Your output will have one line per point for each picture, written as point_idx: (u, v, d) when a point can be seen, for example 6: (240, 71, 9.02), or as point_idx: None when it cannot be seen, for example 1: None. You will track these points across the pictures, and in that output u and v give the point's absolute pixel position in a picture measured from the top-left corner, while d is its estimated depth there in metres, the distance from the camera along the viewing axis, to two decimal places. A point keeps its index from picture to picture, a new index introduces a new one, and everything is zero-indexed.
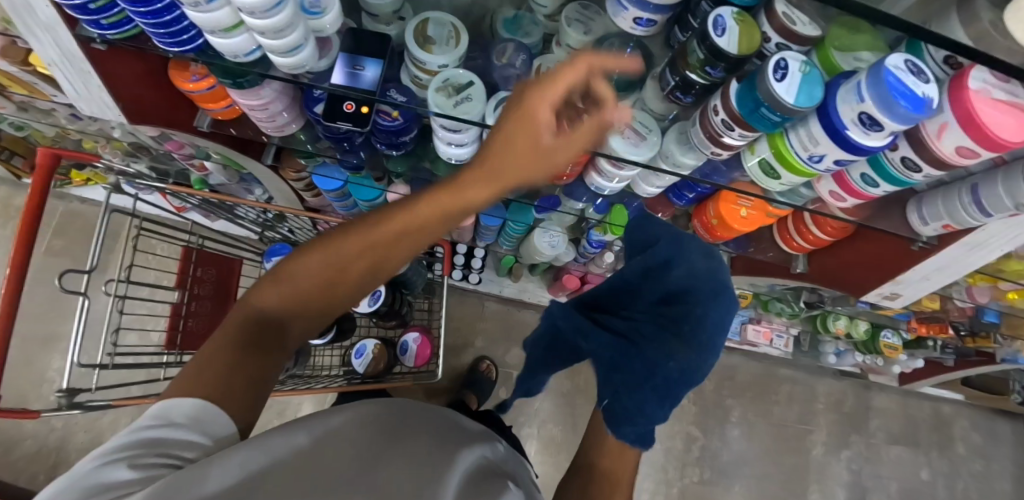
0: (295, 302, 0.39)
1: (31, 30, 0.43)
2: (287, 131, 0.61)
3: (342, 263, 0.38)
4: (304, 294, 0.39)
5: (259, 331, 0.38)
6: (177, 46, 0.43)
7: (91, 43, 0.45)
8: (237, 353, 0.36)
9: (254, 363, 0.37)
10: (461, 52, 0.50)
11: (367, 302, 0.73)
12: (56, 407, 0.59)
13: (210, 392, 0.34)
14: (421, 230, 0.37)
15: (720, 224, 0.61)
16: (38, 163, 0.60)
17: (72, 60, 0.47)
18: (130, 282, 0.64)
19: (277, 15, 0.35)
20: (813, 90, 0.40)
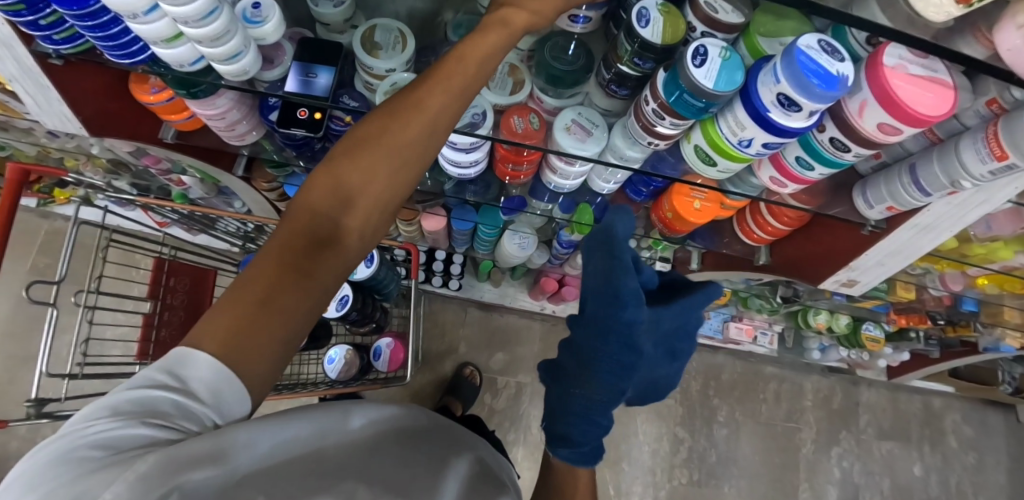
0: (342, 204, 0.33)
1: None
2: (249, 140, 0.62)
3: (385, 154, 0.33)
4: (348, 196, 0.33)
5: (303, 243, 0.32)
6: (127, 58, 0.45)
7: (47, 58, 0.47)
8: (281, 271, 0.31)
9: (302, 280, 0.32)
10: (408, 55, 0.52)
11: (335, 307, 0.74)
12: (26, 418, 0.60)
13: (249, 316, 0.30)
14: (449, 117, 0.34)
15: (675, 218, 0.62)
16: (8, 178, 0.61)
17: (32, 75, 0.49)
18: (101, 293, 0.65)
19: (213, 23, 0.37)
20: (733, 74, 0.41)
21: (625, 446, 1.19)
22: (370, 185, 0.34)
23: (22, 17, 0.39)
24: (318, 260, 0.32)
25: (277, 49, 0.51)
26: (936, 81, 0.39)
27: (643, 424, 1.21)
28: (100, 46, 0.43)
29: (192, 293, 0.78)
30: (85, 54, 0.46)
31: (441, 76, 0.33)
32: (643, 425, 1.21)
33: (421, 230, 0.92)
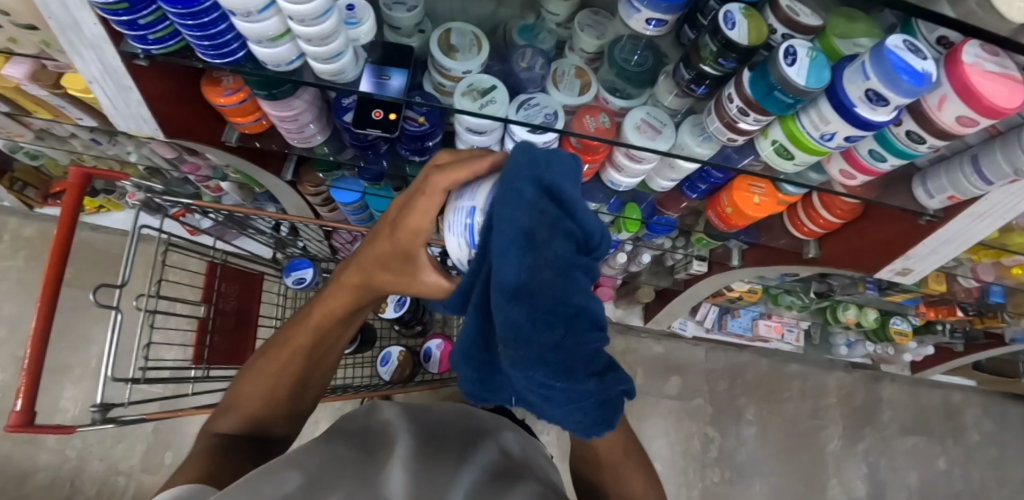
0: (253, 410, 0.54)
1: (75, 47, 0.44)
2: (312, 143, 0.63)
3: (279, 371, 0.55)
4: (257, 402, 0.54)
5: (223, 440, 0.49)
6: (218, 58, 0.44)
7: (133, 59, 0.46)
8: (213, 452, 0.47)
9: (230, 453, 0.48)
10: (483, 58, 0.53)
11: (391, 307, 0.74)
12: (91, 423, 0.59)
13: (204, 468, 0.44)
14: (326, 334, 0.55)
15: (734, 212, 0.63)
16: (70, 182, 0.61)
17: (115, 77, 0.48)
18: (161, 297, 0.65)
19: (325, 22, 0.38)
20: (821, 72, 0.43)
21: (654, 446, 1.18)
22: (265, 390, 0.55)
23: (120, 16, 0.38)
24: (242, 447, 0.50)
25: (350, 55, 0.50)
26: (1014, 76, 0.40)
27: (671, 423, 1.20)
28: (194, 44, 0.43)
29: (242, 299, 0.78)
30: (174, 55, 0.46)
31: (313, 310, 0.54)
32: (671, 424, 1.20)
33: None
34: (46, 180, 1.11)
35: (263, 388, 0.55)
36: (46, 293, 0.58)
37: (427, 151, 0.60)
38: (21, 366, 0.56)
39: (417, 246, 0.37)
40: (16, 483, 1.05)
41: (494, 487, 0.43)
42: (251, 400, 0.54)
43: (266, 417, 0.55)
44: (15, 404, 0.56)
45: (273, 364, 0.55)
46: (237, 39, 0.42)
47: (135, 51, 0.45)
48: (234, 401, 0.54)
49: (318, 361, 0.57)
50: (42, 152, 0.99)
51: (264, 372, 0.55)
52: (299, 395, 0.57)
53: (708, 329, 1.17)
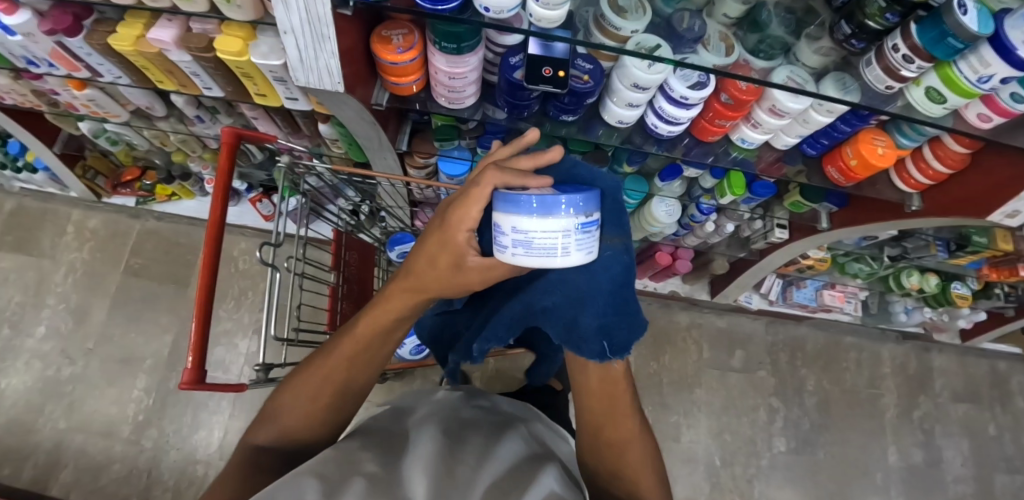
0: (283, 431, 0.50)
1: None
2: (461, 106, 0.65)
3: (311, 393, 0.51)
4: (288, 424, 0.50)
5: (252, 459, 0.48)
6: (432, 5, 0.46)
7: (341, 7, 0.48)
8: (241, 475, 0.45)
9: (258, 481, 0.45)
10: (649, 18, 0.56)
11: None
12: (254, 381, 0.59)
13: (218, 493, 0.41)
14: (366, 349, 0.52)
15: (859, 164, 0.67)
16: (224, 141, 0.61)
17: (314, 26, 0.49)
18: (309, 259, 0.65)
19: None
20: (986, 22, 0.48)
21: (722, 417, 1.22)
22: (296, 407, 0.51)
23: None
24: (266, 467, 0.47)
25: (519, 18, 0.49)
26: None
27: (737, 395, 1.24)
28: None
29: (360, 268, 0.79)
30: (383, 3, 0.47)
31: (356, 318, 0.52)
32: (736, 396, 1.24)
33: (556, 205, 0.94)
34: (118, 170, 1.12)
35: (292, 403, 0.51)
36: (210, 248, 0.57)
37: (577, 111, 0.63)
38: (192, 319, 0.54)
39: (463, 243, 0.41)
40: (90, 476, 1.02)
41: (514, 478, 0.46)
42: (282, 415, 0.50)
43: (303, 430, 0.51)
44: (187, 361, 0.55)
45: (305, 376, 0.52)
46: None
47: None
48: (270, 411, 0.51)
49: (357, 377, 0.53)
50: (124, 137, 0.98)
51: (297, 385, 0.52)
52: (338, 410, 0.53)
53: (772, 302, 1.22)
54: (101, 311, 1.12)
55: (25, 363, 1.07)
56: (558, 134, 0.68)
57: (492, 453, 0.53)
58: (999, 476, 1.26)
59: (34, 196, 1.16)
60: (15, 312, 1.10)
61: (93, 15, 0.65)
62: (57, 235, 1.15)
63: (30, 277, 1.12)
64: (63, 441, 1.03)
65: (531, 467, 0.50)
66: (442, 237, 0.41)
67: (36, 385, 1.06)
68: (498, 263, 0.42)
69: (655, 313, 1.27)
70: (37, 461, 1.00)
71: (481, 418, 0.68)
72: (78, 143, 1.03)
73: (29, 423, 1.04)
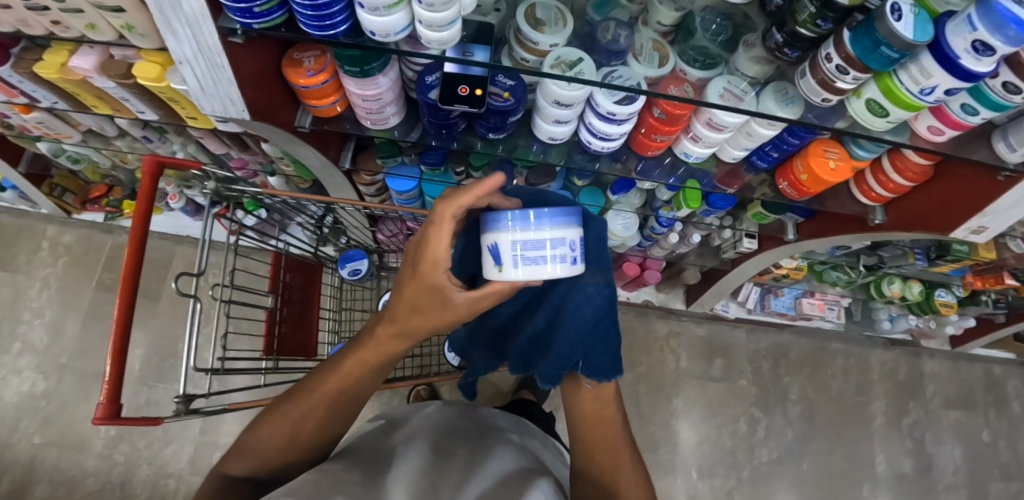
0: (259, 463, 0.50)
1: (172, 25, 0.44)
2: (386, 126, 0.62)
3: (293, 427, 0.50)
4: (265, 455, 0.50)
5: (224, 487, 0.47)
6: (320, 31, 0.44)
7: (229, 36, 0.46)
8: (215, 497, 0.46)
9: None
10: (569, 30, 0.53)
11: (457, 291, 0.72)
12: (175, 414, 0.58)
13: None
14: (352, 385, 0.51)
15: (810, 179, 0.63)
16: (143, 170, 0.61)
17: (207, 56, 0.47)
18: (235, 286, 0.64)
19: None
20: (926, 27, 0.43)
21: (701, 428, 1.19)
22: (274, 441, 0.50)
23: None
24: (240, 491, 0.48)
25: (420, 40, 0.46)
26: None
27: (717, 405, 1.20)
28: (299, 16, 0.43)
29: (306, 289, 0.78)
30: (276, 29, 0.46)
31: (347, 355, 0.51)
32: (715, 407, 1.20)
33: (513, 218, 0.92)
34: (87, 185, 1.11)
35: (273, 435, 0.50)
36: (127, 277, 0.56)
37: (506, 128, 0.60)
38: (107, 349, 0.54)
39: (438, 275, 0.41)
40: (64, 490, 1.03)
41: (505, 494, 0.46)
42: (262, 445, 0.50)
43: (282, 456, 0.50)
44: (100, 394, 0.54)
45: (289, 411, 0.50)
46: (344, 10, 0.42)
47: (233, 27, 0.45)
48: (249, 442, 0.50)
49: (340, 411, 0.52)
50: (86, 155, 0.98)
51: (280, 419, 0.50)
52: (324, 439, 0.52)
53: (750, 310, 1.18)
54: (75, 326, 1.13)
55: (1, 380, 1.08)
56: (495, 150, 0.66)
57: (479, 465, 0.53)
58: (993, 484, 1.21)
59: (8, 213, 1.17)
60: None
61: (20, 44, 0.65)
62: (32, 250, 1.16)
63: (6, 294, 1.13)
64: (37, 457, 1.04)
65: (518, 482, 0.50)
66: (422, 280, 0.41)
67: (11, 401, 1.07)
68: (486, 294, 0.43)
69: (631, 322, 1.23)
70: (12, 476, 1.02)
71: (471, 429, 0.67)
72: (42, 163, 1.02)
73: (5, 439, 1.05)
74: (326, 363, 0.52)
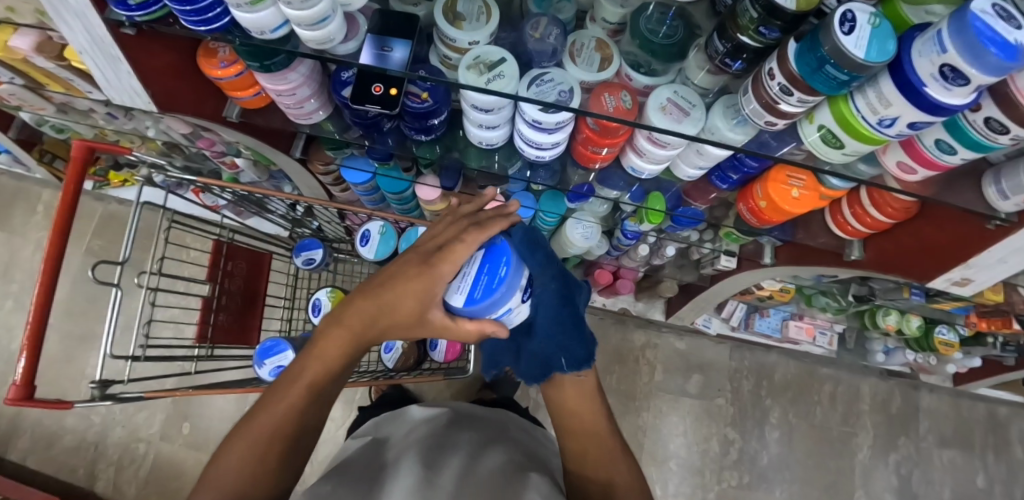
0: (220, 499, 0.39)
1: (63, 18, 0.44)
2: (314, 120, 0.60)
3: (263, 451, 0.41)
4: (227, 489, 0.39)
5: None
6: (203, 25, 0.41)
7: (120, 28, 0.45)
8: None
9: None
10: (493, 27, 0.48)
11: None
12: (89, 399, 0.57)
13: None
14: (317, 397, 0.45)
15: (769, 207, 0.57)
16: (73, 156, 0.60)
17: (103, 47, 0.47)
18: (163, 274, 0.64)
19: None
20: (885, 44, 0.35)
21: (669, 445, 1.14)
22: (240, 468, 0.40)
23: None
24: None
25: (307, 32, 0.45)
26: None
27: (689, 422, 1.16)
28: (176, 11, 0.40)
29: (248, 278, 0.77)
30: (162, 21, 0.44)
31: (308, 364, 0.45)
32: (688, 424, 1.15)
33: None
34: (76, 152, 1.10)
35: (240, 463, 0.41)
36: (50, 256, 0.56)
37: (433, 130, 0.56)
38: (23, 329, 0.54)
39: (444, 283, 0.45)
40: (46, 444, 1.09)
41: None
42: (220, 487, 0.40)
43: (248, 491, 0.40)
44: (15, 377, 0.54)
45: (253, 430, 0.42)
46: (220, 4, 0.39)
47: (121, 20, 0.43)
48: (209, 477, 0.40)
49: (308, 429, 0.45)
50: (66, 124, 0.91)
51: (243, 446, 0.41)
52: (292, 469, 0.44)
53: (734, 328, 1.11)
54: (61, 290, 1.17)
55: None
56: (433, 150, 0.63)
57: (476, 465, 0.51)
58: None
59: (8, 175, 1.21)
60: None
61: None
62: (28, 213, 1.20)
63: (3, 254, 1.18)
64: (21, 412, 1.10)
65: (511, 485, 0.47)
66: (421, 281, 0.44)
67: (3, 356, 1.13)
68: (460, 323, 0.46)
69: (607, 329, 1.19)
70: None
71: (463, 433, 0.60)
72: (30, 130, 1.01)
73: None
74: (279, 379, 0.45)
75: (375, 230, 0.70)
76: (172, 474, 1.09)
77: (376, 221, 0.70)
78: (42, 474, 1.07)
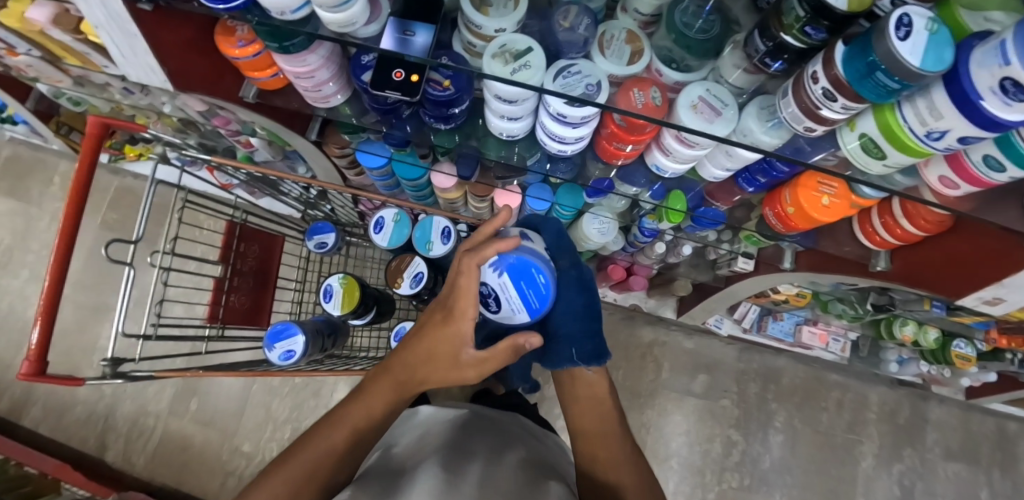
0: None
1: None
2: (332, 104, 0.59)
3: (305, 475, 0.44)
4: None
5: None
6: (222, 3, 0.40)
7: (136, 3, 0.44)
8: None
9: None
10: (520, 14, 0.46)
11: (408, 284, 0.66)
12: (100, 376, 0.57)
13: None
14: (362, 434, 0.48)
15: (797, 213, 0.55)
16: (88, 131, 0.60)
17: (120, 20, 0.46)
18: (175, 254, 0.63)
19: None
20: (942, 51, 0.33)
21: (671, 443, 1.14)
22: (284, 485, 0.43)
23: None
24: None
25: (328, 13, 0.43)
26: None
27: (692, 422, 1.15)
28: None
29: (260, 259, 0.77)
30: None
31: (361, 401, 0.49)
32: (692, 423, 1.15)
33: (491, 207, 0.87)
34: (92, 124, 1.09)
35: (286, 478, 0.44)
36: (64, 229, 0.56)
37: (453, 119, 0.55)
38: (37, 304, 0.54)
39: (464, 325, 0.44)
40: (58, 412, 1.12)
41: None
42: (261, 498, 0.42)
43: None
44: (27, 353, 0.54)
45: (305, 452, 0.45)
46: None
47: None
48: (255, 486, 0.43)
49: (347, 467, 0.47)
50: (82, 97, 0.89)
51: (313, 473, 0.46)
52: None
53: (745, 330, 1.10)
54: (75, 261, 1.17)
55: (9, 304, 1.16)
56: (450, 139, 0.62)
57: (493, 483, 0.48)
58: None
59: (26, 145, 1.21)
60: (4, 255, 1.18)
61: None
62: (45, 184, 1.21)
63: (19, 224, 1.19)
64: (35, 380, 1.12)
65: None
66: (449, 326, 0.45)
67: (16, 325, 1.15)
68: (495, 353, 0.44)
69: (616, 325, 1.17)
70: (12, 395, 1.11)
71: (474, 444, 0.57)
72: None
73: (9, 359, 1.14)
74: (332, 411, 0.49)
75: (389, 217, 0.69)
76: (180, 447, 1.11)
77: (391, 209, 0.69)
78: (54, 441, 1.10)
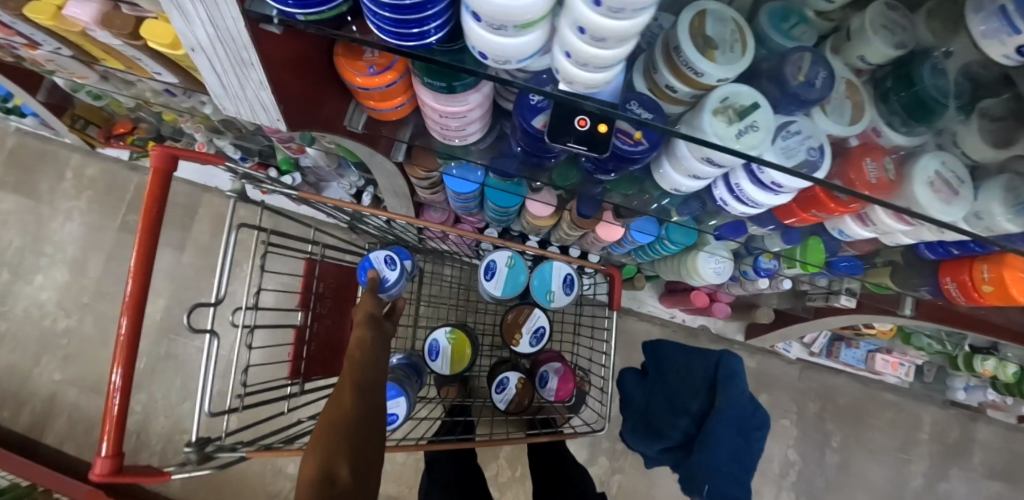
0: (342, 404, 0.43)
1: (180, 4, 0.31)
2: (463, 141, 0.49)
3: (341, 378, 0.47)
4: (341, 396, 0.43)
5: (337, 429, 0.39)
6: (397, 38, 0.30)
7: (261, 23, 0.33)
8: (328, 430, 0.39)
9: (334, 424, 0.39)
10: (747, 60, 0.37)
11: (530, 339, 0.63)
12: (186, 464, 0.48)
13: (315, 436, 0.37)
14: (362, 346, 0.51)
15: (993, 292, 0.49)
16: (153, 165, 0.49)
17: (230, 46, 0.35)
18: (260, 309, 0.53)
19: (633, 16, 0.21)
20: None
21: None
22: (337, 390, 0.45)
23: None
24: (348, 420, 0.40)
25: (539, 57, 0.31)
26: None
27: None
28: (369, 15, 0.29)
29: (338, 298, 0.67)
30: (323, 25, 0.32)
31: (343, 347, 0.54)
32: None
33: (582, 235, 0.79)
34: (112, 119, 0.96)
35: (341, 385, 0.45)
36: (135, 291, 0.46)
37: (614, 171, 0.45)
38: (110, 387, 0.45)
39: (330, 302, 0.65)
40: (86, 429, 1.07)
41: None
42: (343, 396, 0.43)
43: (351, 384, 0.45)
44: (102, 445, 0.45)
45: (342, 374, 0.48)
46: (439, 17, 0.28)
47: (270, 14, 0.32)
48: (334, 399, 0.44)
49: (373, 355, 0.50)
50: (109, 93, 0.77)
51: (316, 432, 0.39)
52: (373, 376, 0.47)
53: (814, 354, 1.07)
54: (96, 265, 1.12)
55: (25, 310, 1.10)
56: (575, 179, 0.53)
57: None
58: None
59: (33, 134, 1.12)
60: (14, 257, 1.11)
61: None
62: (56, 179, 1.12)
63: (29, 223, 1.12)
64: (58, 392, 1.08)
65: None
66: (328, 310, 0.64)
67: (31, 333, 1.10)
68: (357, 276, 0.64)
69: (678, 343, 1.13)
70: (33, 408, 1.06)
71: None
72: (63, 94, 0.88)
73: (34, 370, 1.08)
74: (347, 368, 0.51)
75: (502, 262, 0.62)
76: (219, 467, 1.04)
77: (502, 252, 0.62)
78: (81, 460, 1.04)
